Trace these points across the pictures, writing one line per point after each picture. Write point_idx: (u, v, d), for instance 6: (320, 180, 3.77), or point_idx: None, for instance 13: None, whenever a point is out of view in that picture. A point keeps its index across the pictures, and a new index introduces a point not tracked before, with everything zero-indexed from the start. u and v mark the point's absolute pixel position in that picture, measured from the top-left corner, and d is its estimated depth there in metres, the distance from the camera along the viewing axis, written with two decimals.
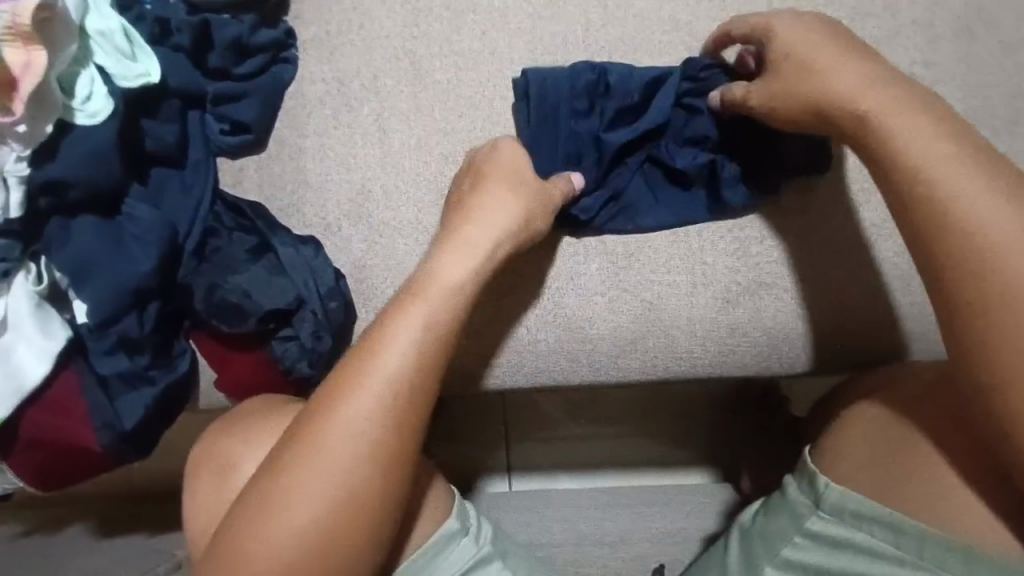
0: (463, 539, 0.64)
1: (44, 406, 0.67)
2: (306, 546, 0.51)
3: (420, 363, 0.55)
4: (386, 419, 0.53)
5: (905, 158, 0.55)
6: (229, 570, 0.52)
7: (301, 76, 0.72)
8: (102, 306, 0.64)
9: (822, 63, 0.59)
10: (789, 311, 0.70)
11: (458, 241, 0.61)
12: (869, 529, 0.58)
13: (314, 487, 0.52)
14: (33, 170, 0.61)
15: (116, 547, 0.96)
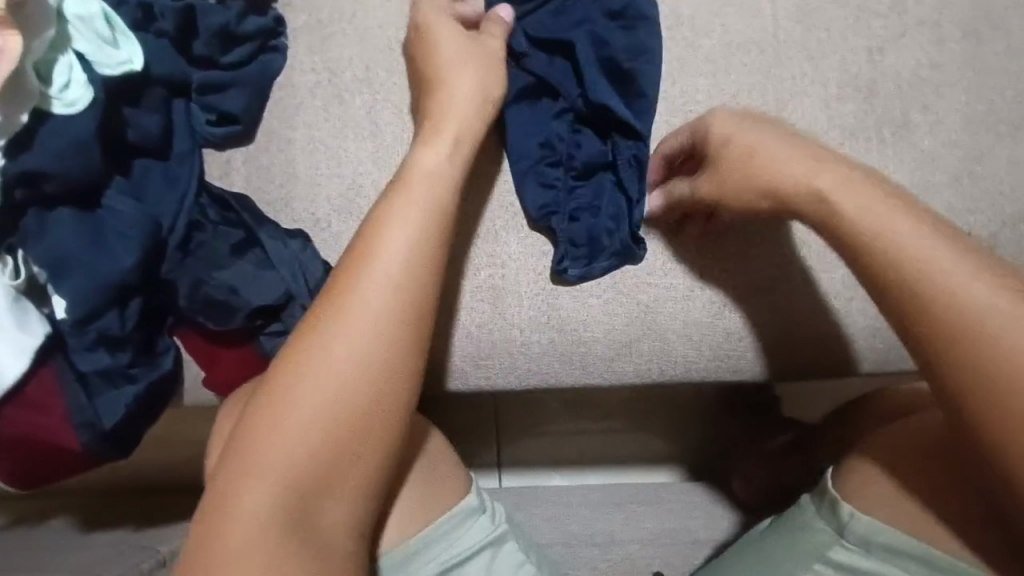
0: (481, 517, 0.63)
1: (22, 403, 0.64)
2: (305, 456, 0.50)
3: (414, 262, 0.56)
4: (384, 313, 0.54)
5: (881, 258, 0.53)
6: (230, 483, 0.50)
7: (290, 66, 0.70)
8: (83, 302, 0.62)
9: (770, 152, 0.58)
10: (784, 313, 0.69)
11: (442, 143, 0.60)
12: (903, 565, 0.57)
13: (313, 387, 0.51)
14: (8, 161, 0.58)
15: (101, 543, 0.94)
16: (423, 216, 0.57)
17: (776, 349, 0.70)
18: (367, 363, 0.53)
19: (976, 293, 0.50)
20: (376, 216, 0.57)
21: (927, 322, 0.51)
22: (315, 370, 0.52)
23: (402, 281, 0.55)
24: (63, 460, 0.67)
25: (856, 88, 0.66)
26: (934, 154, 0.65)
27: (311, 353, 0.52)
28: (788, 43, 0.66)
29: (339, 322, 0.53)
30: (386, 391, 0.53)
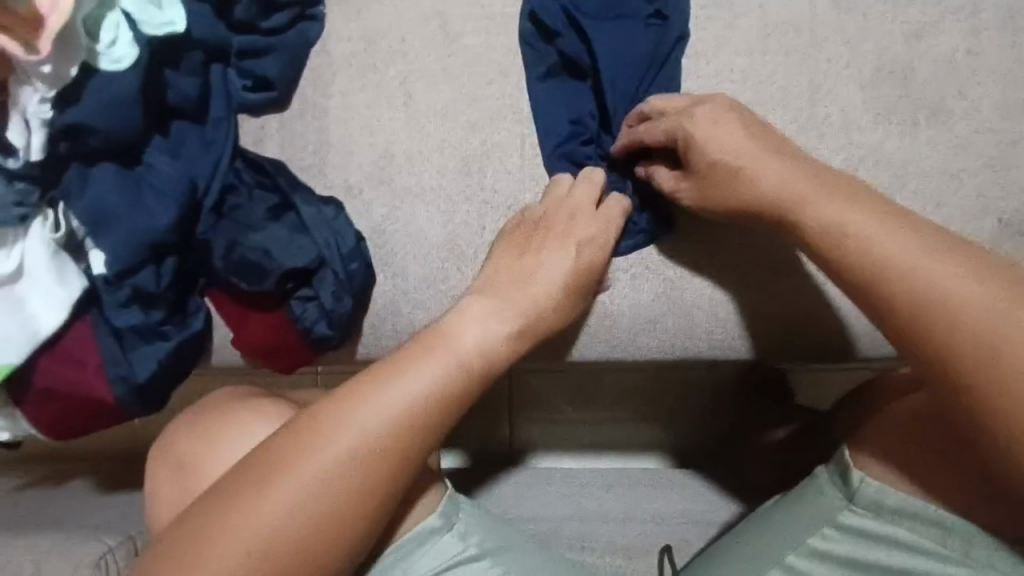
0: (447, 534, 0.61)
1: (57, 354, 0.66)
2: (283, 535, 0.50)
3: (427, 414, 0.54)
4: (376, 472, 0.52)
5: (857, 257, 0.52)
6: (204, 541, 0.51)
7: (326, 35, 0.70)
8: (120, 257, 0.64)
9: (731, 162, 0.58)
10: (795, 303, 0.69)
11: (494, 297, 0.59)
12: (910, 525, 0.56)
13: (308, 475, 0.51)
14: (56, 113, 0.60)
15: (120, 503, 0.96)
16: (429, 390, 0.54)
17: (799, 329, 0.70)
18: (329, 512, 0.51)
19: (957, 278, 0.48)
20: (400, 357, 0.55)
21: (903, 298, 0.49)
22: (278, 503, 0.51)
23: (386, 468, 0.52)
24: (93, 413, 0.68)
25: (891, 72, 0.66)
26: (965, 139, 0.65)
27: (279, 485, 0.51)
28: (824, 25, 0.67)
29: (320, 463, 0.51)
30: (339, 536, 0.52)
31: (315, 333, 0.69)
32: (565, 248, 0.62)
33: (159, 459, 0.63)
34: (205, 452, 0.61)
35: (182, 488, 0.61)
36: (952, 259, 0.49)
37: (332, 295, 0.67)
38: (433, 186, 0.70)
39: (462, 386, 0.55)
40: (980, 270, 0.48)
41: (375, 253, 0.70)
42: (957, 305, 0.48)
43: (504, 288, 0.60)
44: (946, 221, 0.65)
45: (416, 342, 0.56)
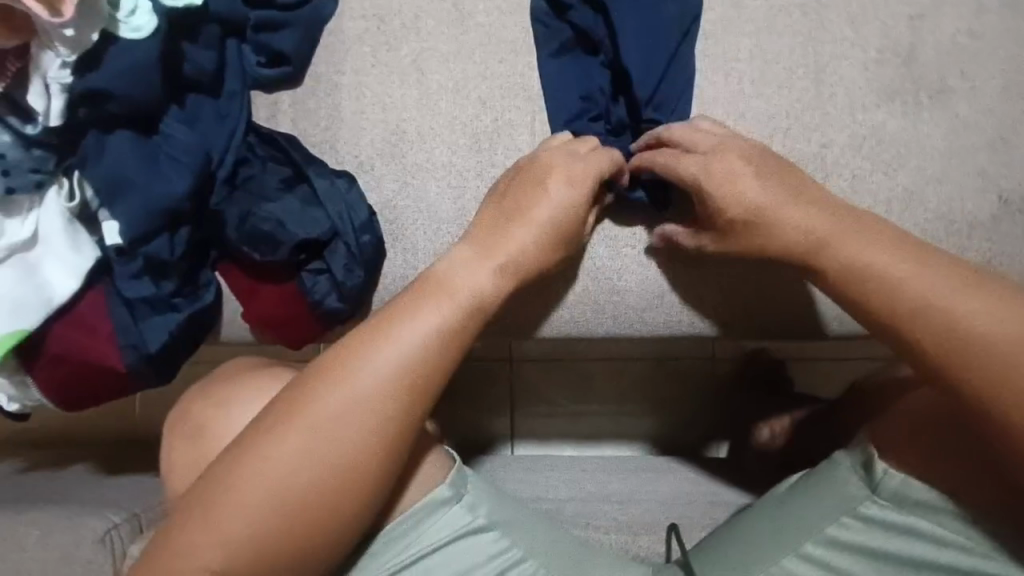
0: (456, 505, 0.61)
1: (70, 320, 0.67)
2: (295, 488, 0.52)
3: (426, 360, 0.55)
4: (380, 416, 0.53)
5: (886, 294, 0.53)
6: (219, 501, 0.52)
7: (341, 13, 0.71)
8: (135, 224, 0.64)
9: (761, 209, 0.59)
10: (801, 288, 0.70)
11: (485, 242, 0.61)
12: (929, 516, 0.56)
13: (314, 429, 0.52)
14: (76, 79, 0.61)
15: (121, 484, 0.95)
16: (424, 333, 0.55)
17: (802, 310, 0.71)
18: (334, 458, 0.52)
19: (977, 307, 0.51)
20: (393, 306, 0.56)
21: (926, 328, 0.51)
22: (284, 452, 0.52)
23: (385, 410, 0.53)
24: (104, 382, 0.69)
25: (895, 53, 0.67)
26: (968, 120, 0.67)
27: (283, 436, 0.52)
28: (830, 7, 0.68)
29: (322, 412, 0.53)
30: (349, 483, 0.52)
31: (326, 306, 0.69)
32: (546, 199, 0.62)
33: (175, 429, 0.63)
34: (218, 416, 0.61)
35: (197, 452, 0.61)
36: (966, 289, 0.52)
37: (343, 268, 0.68)
38: (444, 163, 0.71)
39: (461, 331, 0.57)
40: (990, 291, 0.51)
41: (385, 229, 0.71)
42: (983, 333, 0.50)
43: (494, 237, 0.61)
44: (948, 199, 0.66)
45: (410, 292, 0.57)
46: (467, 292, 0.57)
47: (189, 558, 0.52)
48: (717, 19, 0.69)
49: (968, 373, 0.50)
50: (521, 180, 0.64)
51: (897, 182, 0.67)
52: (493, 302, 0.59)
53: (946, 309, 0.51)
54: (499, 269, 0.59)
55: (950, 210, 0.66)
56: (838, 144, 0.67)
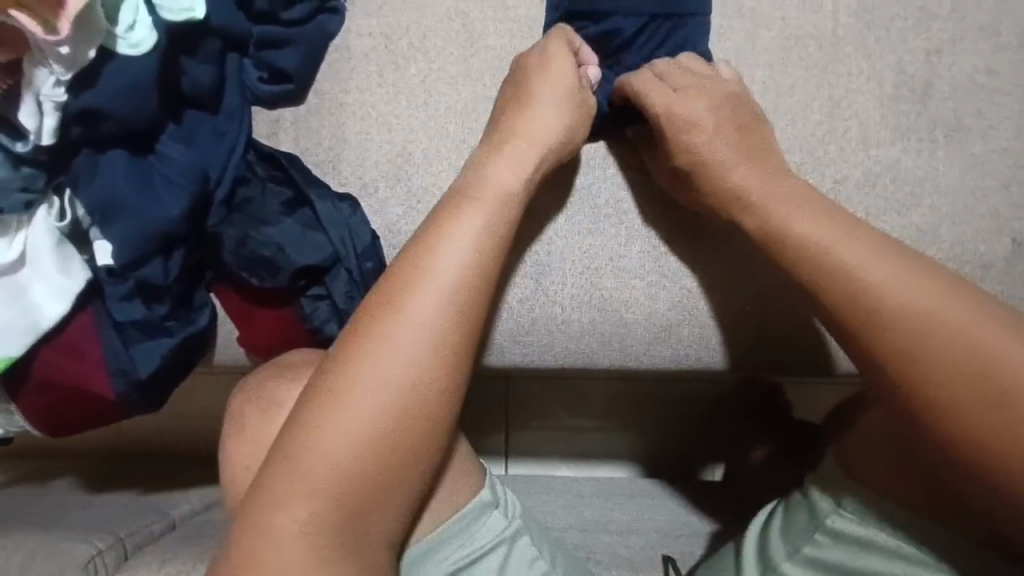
0: (494, 511, 0.60)
1: (58, 345, 0.64)
2: (374, 424, 0.47)
3: (485, 257, 0.53)
4: (449, 323, 0.50)
5: (806, 258, 0.54)
6: (292, 455, 0.47)
7: (347, 29, 0.69)
8: (128, 247, 0.61)
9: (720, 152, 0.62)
10: (801, 322, 0.70)
11: (521, 140, 0.60)
12: (890, 526, 0.54)
13: (386, 355, 0.48)
14: (70, 98, 0.58)
15: (105, 503, 0.92)
16: (474, 237, 0.53)
17: (808, 342, 0.70)
18: (421, 377, 0.49)
19: (891, 279, 0.50)
20: (434, 226, 0.54)
21: (840, 298, 0.51)
22: (363, 385, 0.48)
23: (451, 318, 0.50)
24: (92, 407, 0.66)
25: (910, 89, 0.67)
26: (982, 159, 0.66)
27: (368, 354, 0.48)
28: (846, 39, 0.67)
29: (386, 336, 0.49)
30: (430, 402, 0.49)
31: (325, 333, 0.67)
32: (551, 108, 0.61)
33: (245, 407, 0.58)
34: (292, 398, 0.56)
35: (268, 430, 0.56)
36: (884, 257, 0.51)
37: (345, 295, 0.66)
38: (451, 187, 0.69)
39: (507, 233, 0.55)
40: (912, 265, 0.50)
41: (388, 254, 0.69)
42: (891, 307, 0.49)
43: (516, 134, 0.60)
44: (961, 239, 0.66)
45: (451, 198, 0.56)
46: (508, 190, 0.56)
47: (278, 525, 0.46)
48: (732, 49, 0.68)
49: (879, 350, 0.49)
50: (516, 86, 0.63)
51: (908, 221, 0.66)
52: (521, 195, 0.57)
53: (862, 280, 0.51)
54: (524, 173, 0.58)
55: (963, 250, 0.66)
56: (852, 180, 0.66)
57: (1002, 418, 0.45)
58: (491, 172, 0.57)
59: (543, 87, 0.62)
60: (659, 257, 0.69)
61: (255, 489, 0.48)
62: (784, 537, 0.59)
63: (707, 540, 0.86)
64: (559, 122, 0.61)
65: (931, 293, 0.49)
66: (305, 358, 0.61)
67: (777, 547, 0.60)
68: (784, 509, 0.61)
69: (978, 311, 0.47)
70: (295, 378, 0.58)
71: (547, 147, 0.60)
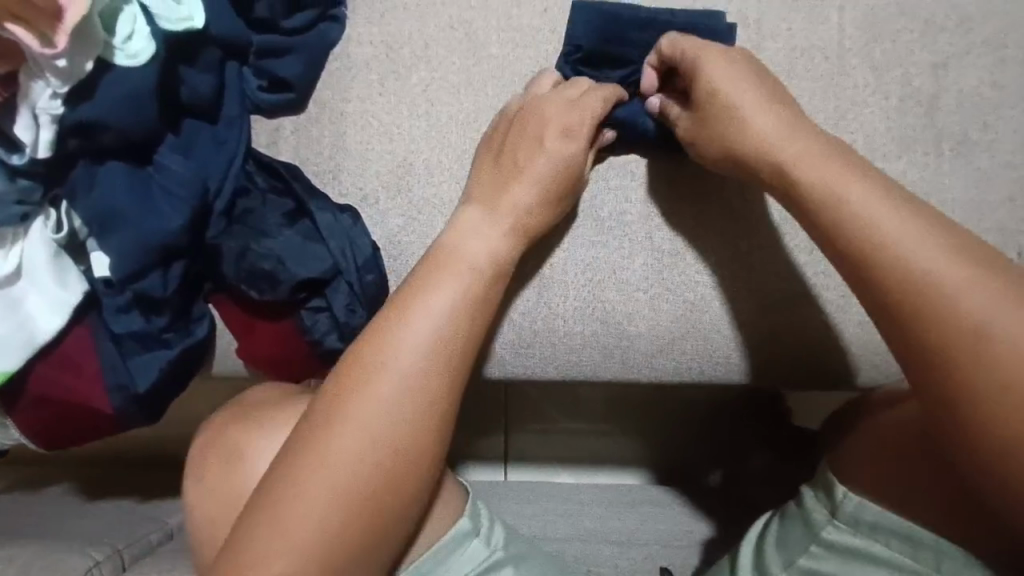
0: (474, 540, 0.60)
1: (54, 358, 0.64)
2: (343, 495, 0.49)
3: (458, 329, 0.54)
4: (419, 396, 0.52)
5: (854, 239, 0.51)
6: (262, 521, 0.49)
7: (348, 38, 0.68)
8: (126, 260, 0.61)
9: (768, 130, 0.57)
10: (807, 332, 0.69)
11: (504, 204, 0.60)
12: (886, 540, 0.54)
13: (356, 428, 0.50)
14: (67, 111, 0.57)
15: (103, 511, 0.91)
16: (457, 299, 0.55)
17: (810, 352, 0.69)
18: (390, 452, 0.50)
19: (955, 272, 0.47)
20: (413, 287, 0.56)
21: (898, 282, 0.49)
22: (344, 446, 0.50)
23: (431, 379, 0.52)
24: (88, 421, 0.66)
25: (916, 101, 0.66)
26: (988, 172, 0.66)
27: (339, 424, 0.50)
28: (852, 51, 0.66)
29: (365, 397, 0.51)
30: (399, 476, 0.51)
31: (325, 345, 0.66)
32: (543, 151, 0.62)
33: (207, 456, 0.60)
34: (251, 449, 0.58)
35: (229, 485, 0.58)
36: (920, 227, 0.50)
37: (345, 308, 0.65)
38: (452, 198, 0.68)
39: (483, 300, 0.56)
40: (975, 261, 0.48)
41: (389, 265, 0.68)
42: (951, 301, 0.47)
43: (496, 195, 0.61)
44: None
45: (428, 264, 0.57)
46: (485, 257, 0.58)
47: (256, 575, 0.47)
48: None
49: (931, 341, 0.47)
50: (509, 127, 0.63)
51: None
52: (510, 260, 0.59)
53: (917, 270, 0.48)
54: (508, 231, 0.60)
55: None
56: None
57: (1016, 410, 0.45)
58: (476, 232, 0.59)
59: (539, 132, 0.62)
60: (662, 269, 0.69)
61: (234, 539, 0.49)
62: (782, 550, 0.59)
63: (705, 550, 0.86)
64: (547, 180, 0.62)
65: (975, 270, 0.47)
66: (264, 400, 0.62)
67: (774, 557, 0.60)
68: (781, 521, 0.61)
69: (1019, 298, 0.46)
70: (249, 428, 0.59)
71: (537, 192, 0.61)
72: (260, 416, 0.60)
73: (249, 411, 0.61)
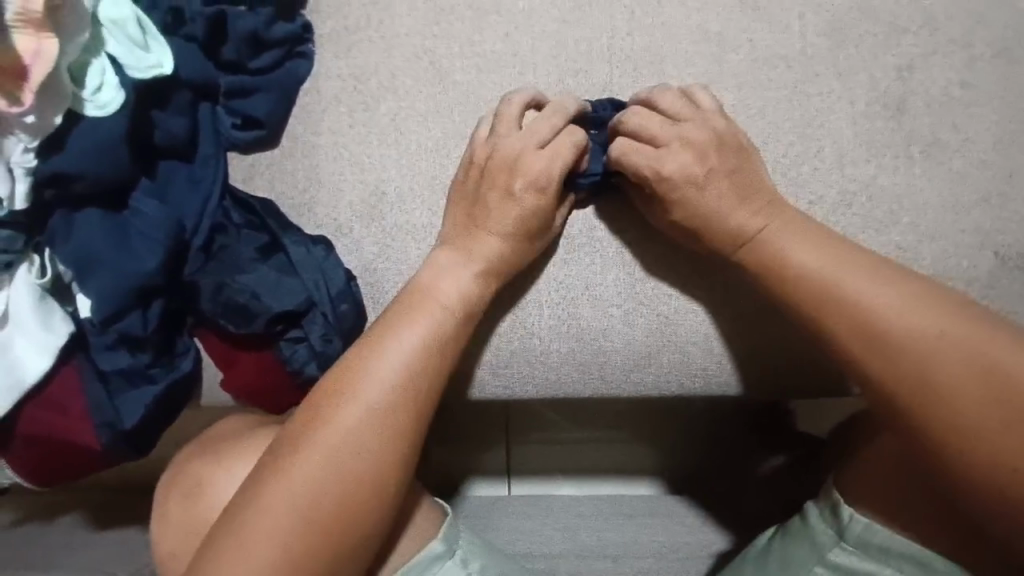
0: (449, 560, 0.61)
1: (45, 399, 0.67)
2: (303, 523, 0.51)
3: (426, 367, 0.57)
4: (384, 424, 0.54)
5: (834, 301, 0.55)
6: (224, 549, 0.50)
7: (317, 73, 0.70)
8: (106, 301, 0.63)
9: (720, 170, 0.62)
10: (788, 338, 0.69)
11: (469, 246, 0.63)
12: (896, 564, 0.57)
13: (323, 458, 0.52)
14: (40, 162, 0.60)
15: (104, 543, 0.92)
16: (418, 340, 0.57)
17: (798, 361, 0.69)
18: (357, 479, 0.52)
19: (892, 298, 0.54)
20: (382, 326, 0.58)
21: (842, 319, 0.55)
22: (305, 475, 0.52)
23: (394, 408, 0.55)
24: (80, 457, 0.68)
25: (883, 105, 0.66)
26: (962, 173, 0.65)
27: (303, 458, 0.52)
28: (816, 59, 0.66)
29: (323, 433, 0.53)
30: (363, 503, 0.52)
31: (306, 374, 0.68)
32: (510, 198, 0.63)
33: (173, 491, 0.62)
34: (218, 480, 0.60)
35: (193, 517, 0.60)
36: (884, 281, 0.55)
37: (321, 338, 0.67)
38: (425, 224, 0.68)
39: (450, 336, 0.59)
40: (912, 289, 0.54)
41: (366, 293, 0.69)
42: (928, 347, 0.51)
43: (468, 242, 0.63)
44: (943, 256, 0.65)
45: (400, 305, 0.60)
46: (455, 295, 0.60)
47: None
48: (700, 74, 0.67)
49: (876, 367, 0.53)
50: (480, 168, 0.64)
51: (889, 240, 0.65)
52: (478, 301, 0.62)
53: (894, 324, 0.53)
54: (479, 270, 0.62)
55: (946, 266, 0.64)
56: (828, 200, 0.65)
57: (1006, 432, 0.49)
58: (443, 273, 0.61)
59: (503, 185, 0.63)
60: (635, 284, 0.69)
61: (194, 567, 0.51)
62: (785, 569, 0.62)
63: (710, 563, 0.86)
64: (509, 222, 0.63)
65: (938, 313, 0.52)
66: (227, 435, 0.63)
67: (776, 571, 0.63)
68: (784, 538, 0.63)
69: (975, 328, 0.51)
70: (211, 463, 0.61)
71: (508, 236, 0.63)
72: (223, 450, 0.62)
73: (212, 447, 0.63)
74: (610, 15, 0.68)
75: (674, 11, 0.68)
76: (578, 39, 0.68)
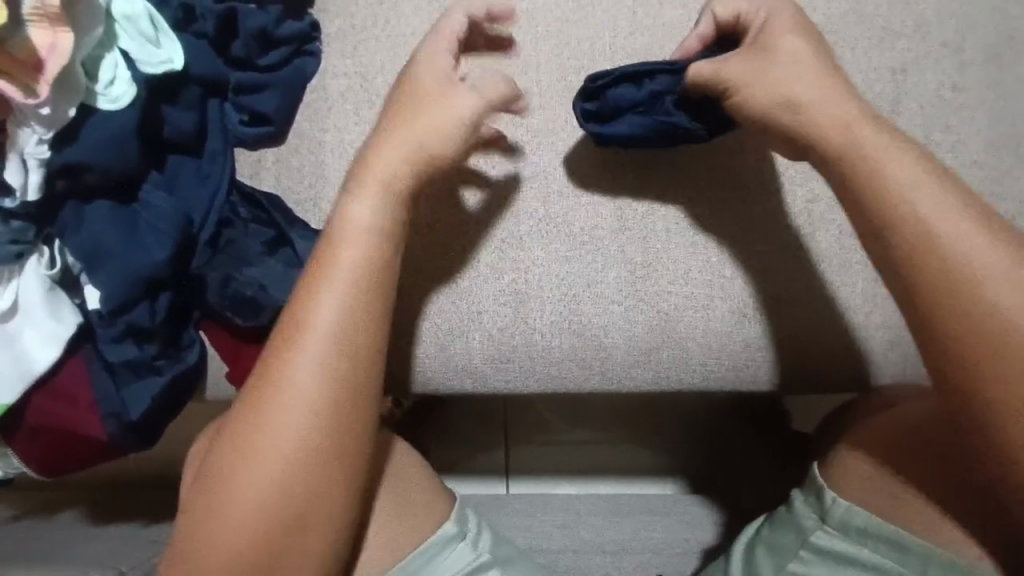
0: (460, 543, 0.62)
1: (51, 388, 0.67)
2: (279, 480, 0.52)
3: (346, 310, 0.55)
4: (326, 373, 0.53)
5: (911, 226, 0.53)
6: (209, 512, 0.52)
7: (323, 70, 0.71)
8: (115, 293, 0.64)
9: (804, 92, 0.57)
10: (785, 330, 0.70)
11: (370, 178, 0.58)
12: (873, 545, 0.58)
13: (285, 417, 0.53)
14: (53, 154, 0.61)
15: (107, 535, 0.91)
16: (337, 288, 0.55)
17: (796, 360, 0.70)
18: (316, 429, 0.53)
19: (956, 231, 0.52)
20: (310, 273, 0.56)
21: (930, 275, 0.52)
22: (269, 435, 0.52)
23: (333, 353, 0.54)
24: (86, 446, 0.69)
25: (879, 106, 0.67)
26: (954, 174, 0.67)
27: (268, 418, 0.53)
28: None
29: (267, 419, 0.53)
30: (336, 455, 0.53)
31: None
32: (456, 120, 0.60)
33: (198, 467, 0.63)
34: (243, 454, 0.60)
35: None
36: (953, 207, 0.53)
37: None
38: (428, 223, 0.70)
39: (373, 271, 0.56)
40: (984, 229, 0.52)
41: None
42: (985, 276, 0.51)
43: (365, 174, 0.58)
44: None
45: (318, 247, 0.57)
46: (369, 229, 0.57)
47: (215, 553, 0.52)
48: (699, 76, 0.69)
49: (928, 282, 0.52)
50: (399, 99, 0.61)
51: None
52: (383, 230, 0.57)
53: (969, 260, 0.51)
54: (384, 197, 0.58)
55: None
56: None
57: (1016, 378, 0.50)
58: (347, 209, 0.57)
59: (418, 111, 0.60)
60: (636, 281, 0.70)
61: (185, 531, 0.53)
62: (773, 556, 0.63)
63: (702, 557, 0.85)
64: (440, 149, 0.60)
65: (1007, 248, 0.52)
66: None
67: (766, 558, 0.63)
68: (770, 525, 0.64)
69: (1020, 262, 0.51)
70: None
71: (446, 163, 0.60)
72: None
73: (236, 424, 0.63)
74: (611, 15, 0.70)
75: (675, 13, 0.70)
76: (581, 39, 0.70)
